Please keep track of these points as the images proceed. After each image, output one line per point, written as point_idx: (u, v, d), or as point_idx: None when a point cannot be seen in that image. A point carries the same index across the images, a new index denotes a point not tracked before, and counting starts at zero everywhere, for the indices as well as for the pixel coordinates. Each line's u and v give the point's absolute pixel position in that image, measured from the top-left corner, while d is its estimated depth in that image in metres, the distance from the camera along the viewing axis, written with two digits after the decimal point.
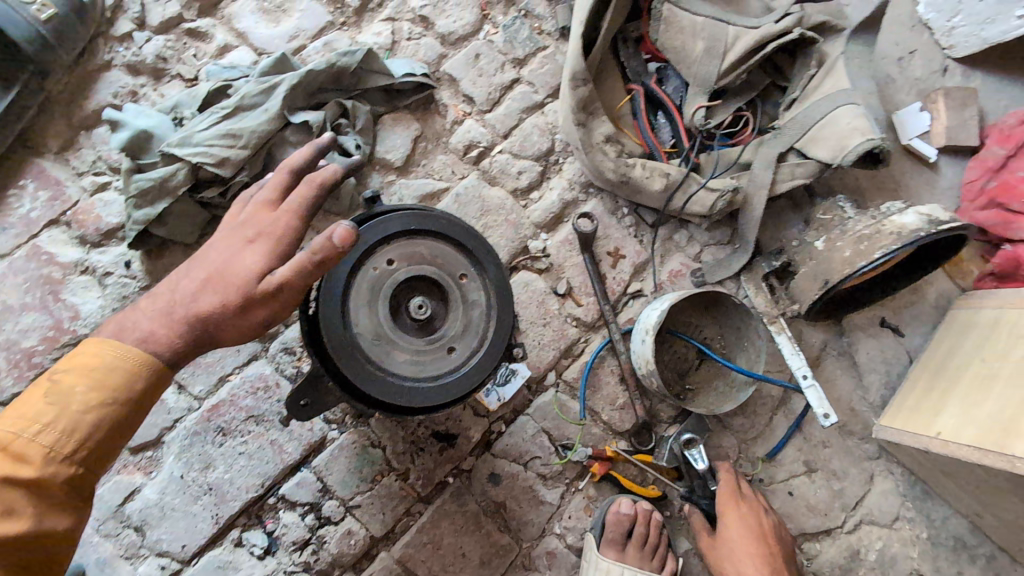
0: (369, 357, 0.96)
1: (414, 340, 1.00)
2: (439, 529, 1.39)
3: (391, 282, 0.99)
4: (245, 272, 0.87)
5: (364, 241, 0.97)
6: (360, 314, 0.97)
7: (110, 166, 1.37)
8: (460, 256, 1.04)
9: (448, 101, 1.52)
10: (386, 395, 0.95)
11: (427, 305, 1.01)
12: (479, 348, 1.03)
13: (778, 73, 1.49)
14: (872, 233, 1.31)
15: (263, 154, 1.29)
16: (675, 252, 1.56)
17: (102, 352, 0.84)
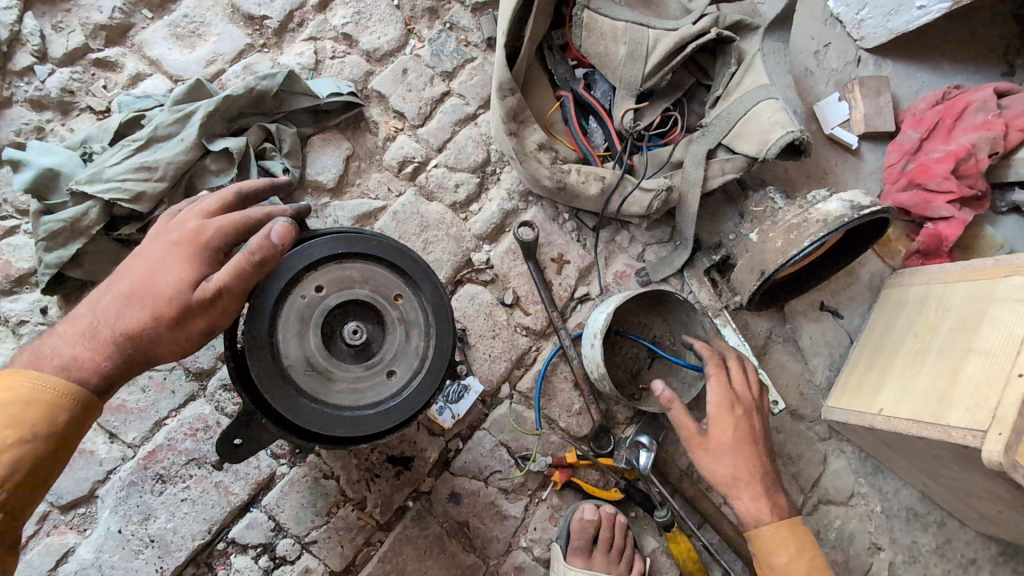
0: (304, 388, 0.93)
1: (350, 367, 0.96)
2: (402, 556, 1.35)
3: (321, 309, 0.96)
4: (174, 283, 0.85)
5: (288, 269, 0.93)
6: (290, 346, 0.93)
7: (17, 209, 1.29)
8: (394, 277, 1.01)
9: (379, 118, 1.51)
10: (323, 427, 0.91)
11: (362, 329, 0.98)
12: (420, 370, 0.99)
13: (701, 73, 1.53)
14: (800, 222, 1.34)
15: (183, 186, 1.24)
16: (618, 254, 1.58)
17: (21, 386, 0.81)
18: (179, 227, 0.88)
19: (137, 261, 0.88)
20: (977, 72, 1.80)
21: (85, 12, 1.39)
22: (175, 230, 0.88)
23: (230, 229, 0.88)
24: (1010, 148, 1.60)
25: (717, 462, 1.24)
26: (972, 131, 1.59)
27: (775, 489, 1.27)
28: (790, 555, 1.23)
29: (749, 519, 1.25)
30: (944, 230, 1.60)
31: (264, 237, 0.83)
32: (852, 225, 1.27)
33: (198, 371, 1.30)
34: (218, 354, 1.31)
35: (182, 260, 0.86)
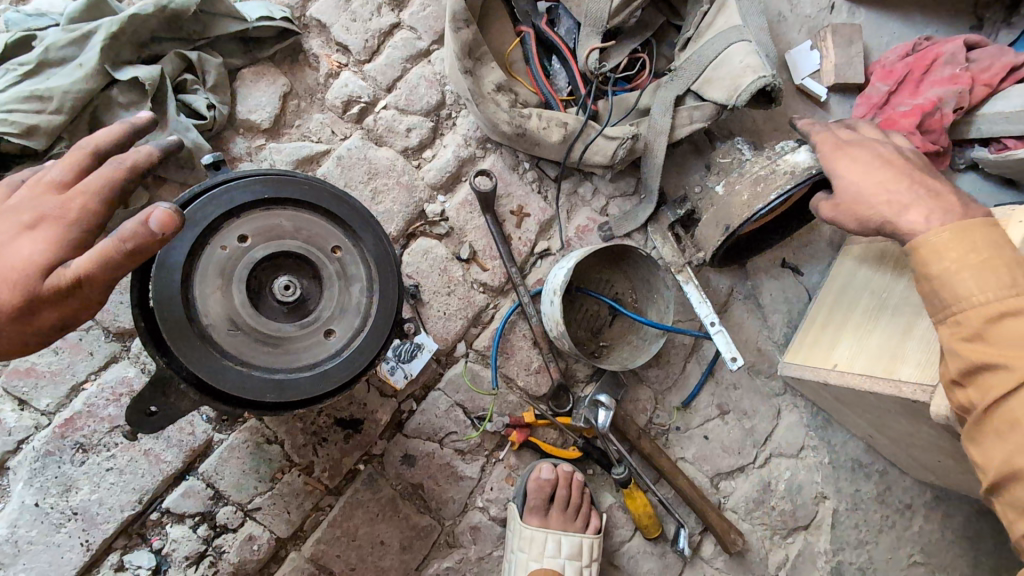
0: (227, 350, 0.83)
1: (282, 326, 0.87)
2: (353, 520, 1.30)
3: (246, 262, 0.85)
4: (21, 267, 0.72)
5: (204, 216, 0.82)
6: (211, 303, 0.83)
7: None
8: (331, 227, 0.91)
9: (319, 51, 1.35)
10: (251, 391, 0.82)
11: (295, 284, 0.88)
12: (362, 328, 0.91)
13: (671, 11, 1.44)
14: (767, 174, 1.28)
15: (87, 119, 1.08)
16: (581, 207, 1.50)
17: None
18: (31, 204, 0.75)
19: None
20: (946, 25, 1.76)
21: None
22: (25, 208, 0.74)
23: (94, 207, 0.76)
24: (973, 104, 1.57)
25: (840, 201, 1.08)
26: (940, 85, 1.55)
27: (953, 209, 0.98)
28: (965, 261, 0.89)
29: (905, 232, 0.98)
30: None
31: (137, 224, 0.71)
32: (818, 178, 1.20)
33: (119, 330, 1.18)
34: None
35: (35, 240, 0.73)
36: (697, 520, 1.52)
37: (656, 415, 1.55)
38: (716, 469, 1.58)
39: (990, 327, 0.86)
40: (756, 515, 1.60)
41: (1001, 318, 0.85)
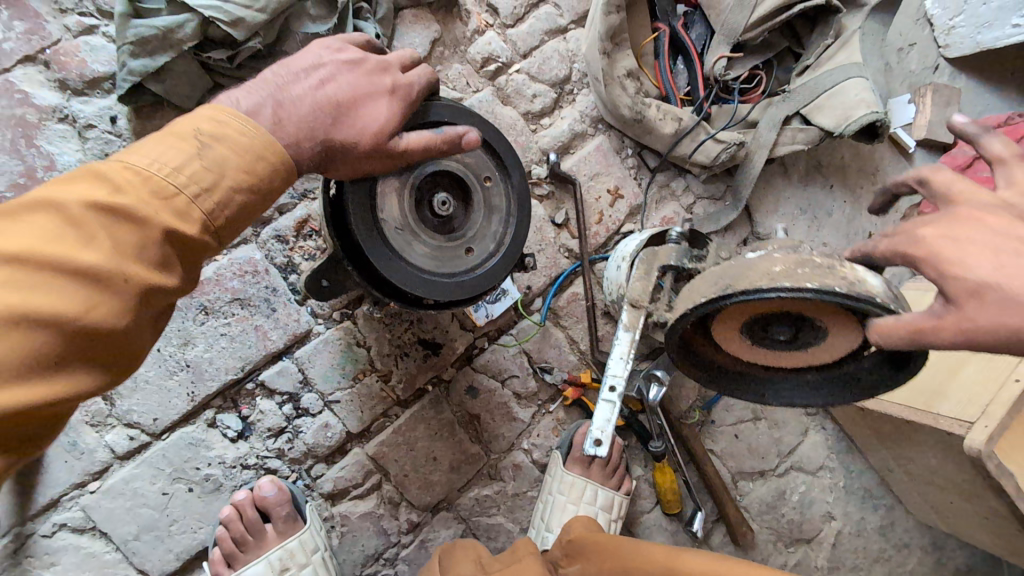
0: (391, 244, 0.95)
1: (435, 236, 1.00)
2: (414, 433, 1.43)
3: (418, 173, 0.98)
4: (374, 122, 0.80)
5: None
6: (386, 203, 0.95)
7: (99, 9, 1.21)
8: (486, 159, 1.03)
9: (472, 9, 1.47)
10: (407, 282, 0.94)
11: (450, 201, 1.01)
12: (495, 253, 1.05)
13: (795, 39, 1.53)
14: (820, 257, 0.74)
15: (279, 24, 1.19)
16: (669, 200, 1.61)
17: (256, 130, 0.69)
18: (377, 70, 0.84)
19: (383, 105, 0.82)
20: None
21: None
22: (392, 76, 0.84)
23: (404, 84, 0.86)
24: None
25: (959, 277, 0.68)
26: None
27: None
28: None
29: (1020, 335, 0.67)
30: None
31: (459, 134, 0.87)
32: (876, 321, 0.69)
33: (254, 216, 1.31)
34: (277, 205, 1.32)
35: (388, 107, 0.82)
36: (713, 507, 1.62)
37: (696, 405, 1.66)
38: (738, 467, 1.69)
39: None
40: (766, 518, 1.69)
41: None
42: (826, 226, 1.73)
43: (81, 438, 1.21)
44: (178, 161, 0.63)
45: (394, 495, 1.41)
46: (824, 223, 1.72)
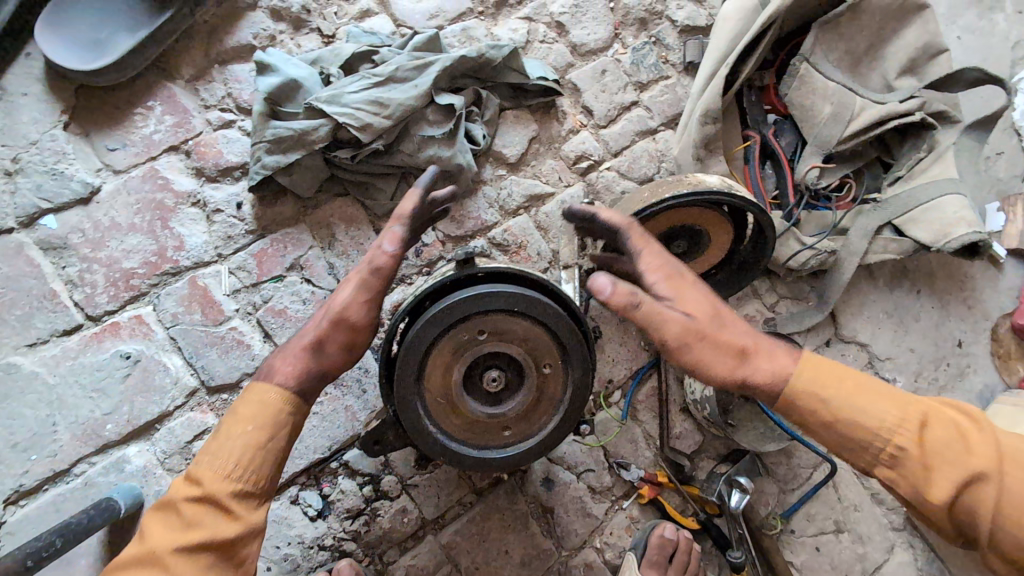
0: (430, 412, 0.98)
1: (477, 409, 1.00)
2: (488, 523, 1.41)
3: (474, 350, 0.97)
4: (340, 303, 0.95)
5: (463, 309, 0.93)
6: (434, 374, 0.97)
7: (238, 106, 1.32)
8: (551, 347, 0.99)
9: (568, 110, 1.55)
10: (432, 452, 0.98)
11: (502, 379, 0.99)
12: (532, 438, 1.03)
13: (884, 149, 1.55)
14: (673, 182, 1.22)
15: (400, 128, 1.29)
16: (753, 299, 1.60)
17: (268, 394, 0.90)
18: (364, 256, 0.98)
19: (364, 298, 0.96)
20: None
21: None
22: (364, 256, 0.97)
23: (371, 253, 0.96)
24: None
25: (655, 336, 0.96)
26: None
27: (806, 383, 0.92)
28: (844, 395, 0.90)
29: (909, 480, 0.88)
30: None
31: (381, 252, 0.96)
32: (723, 195, 1.14)
33: None
34: None
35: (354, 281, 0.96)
36: None
37: (775, 512, 1.58)
38: None
39: (929, 471, 0.86)
40: None
41: (926, 433, 0.87)
42: (912, 331, 1.69)
43: None
44: (211, 444, 0.88)
45: None
46: (909, 328, 1.69)
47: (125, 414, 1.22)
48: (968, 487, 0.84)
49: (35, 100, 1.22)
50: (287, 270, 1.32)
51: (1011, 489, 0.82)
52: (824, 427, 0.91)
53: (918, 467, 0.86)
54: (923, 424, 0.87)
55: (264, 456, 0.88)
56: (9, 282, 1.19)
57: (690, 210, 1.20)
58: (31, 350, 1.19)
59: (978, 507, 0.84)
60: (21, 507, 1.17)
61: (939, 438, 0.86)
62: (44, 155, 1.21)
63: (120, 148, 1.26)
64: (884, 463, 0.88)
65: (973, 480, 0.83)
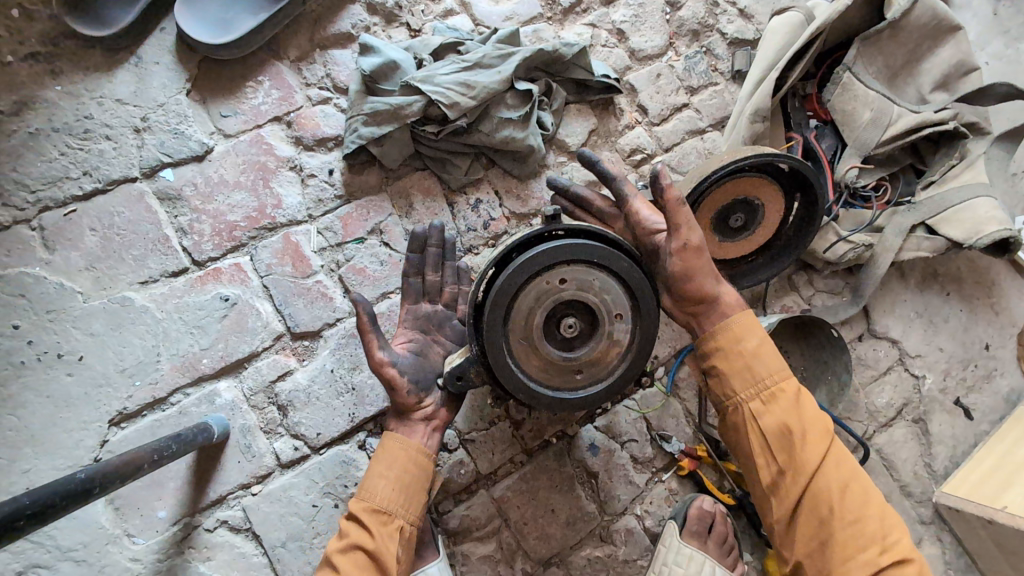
0: (512, 351, 1.08)
1: (554, 352, 1.09)
2: (537, 483, 1.49)
3: (556, 298, 1.07)
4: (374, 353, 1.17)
5: (548, 258, 1.05)
6: (518, 316, 1.07)
7: (335, 85, 1.47)
8: (621, 299, 1.10)
9: (625, 107, 1.69)
10: (514, 388, 1.07)
11: (577, 326, 1.10)
12: (601, 380, 1.13)
13: (917, 157, 1.67)
14: (739, 151, 1.39)
15: (482, 109, 1.43)
16: (790, 291, 1.70)
17: (394, 442, 1.12)
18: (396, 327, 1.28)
19: (384, 341, 1.18)
20: None
21: None
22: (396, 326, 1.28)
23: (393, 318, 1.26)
24: None
25: (680, 237, 1.13)
26: None
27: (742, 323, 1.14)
28: (760, 346, 1.11)
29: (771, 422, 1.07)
30: None
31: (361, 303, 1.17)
32: (784, 158, 1.32)
33: None
34: None
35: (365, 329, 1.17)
36: None
37: None
38: None
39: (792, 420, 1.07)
40: None
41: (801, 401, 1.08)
42: (942, 332, 1.78)
43: (255, 442, 1.33)
44: (365, 487, 1.09)
45: (513, 542, 1.46)
46: (939, 328, 1.78)
47: (219, 350, 1.34)
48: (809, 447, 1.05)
49: (165, 69, 1.38)
50: (369, 233, 1.45)
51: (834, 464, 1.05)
52: (734, 356, 1.12)
53: (786, 408, 1.07)
54: (800, 393, 1.09)
55: (406, 486, 1.09)
56: (129, 225, 1.32)
57: (751, 176, 1.39)
58: (143, 287, 1.32)
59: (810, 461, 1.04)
60: (123, 429, 1.27)
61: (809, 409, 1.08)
62: (168, 117, 1.37)
63: (232, 115, 1.41)
64: (763, 398, 1.09)
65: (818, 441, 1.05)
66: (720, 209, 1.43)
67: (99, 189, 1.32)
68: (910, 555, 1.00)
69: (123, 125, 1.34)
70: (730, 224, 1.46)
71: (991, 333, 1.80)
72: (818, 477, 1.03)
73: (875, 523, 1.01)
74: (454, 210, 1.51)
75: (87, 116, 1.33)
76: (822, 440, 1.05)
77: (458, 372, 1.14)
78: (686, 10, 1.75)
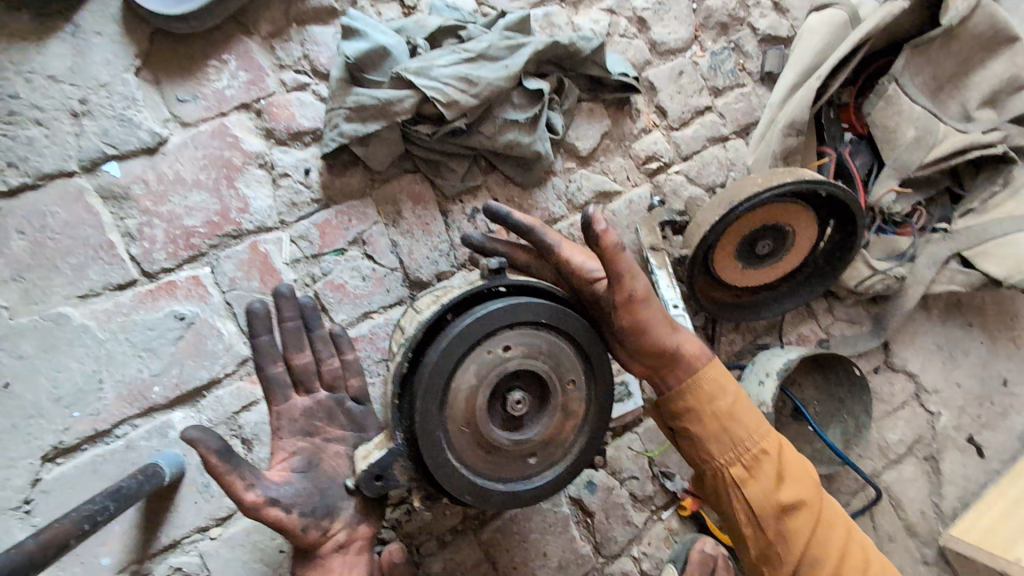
0: (452, 442, 0.90)
1: (501, 436, 0.93)
2: (528, 524, 1.36)
3: (498, 373, 0.91)
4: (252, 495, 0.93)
5: (485, 326, 0.89)
6: (459, 397, 0.90)
7: (315, 70, 1.27)
8: (570, 364, 0.97)
9: (642, 108, 1.51)
10: (458, 489, 0.89)
11: (525, 402, 0.94)
12: (557, 461, 0.98)
13: (956, 179, 1.53)
14: (776, 171, 1.25)
15: (484, 108, 1.24)
16: (808, 319, 1.57)
17: None
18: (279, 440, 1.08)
19: (253, 474, 0.93)
20: None
21: None
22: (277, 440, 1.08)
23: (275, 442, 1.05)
24: None
25: (623, 289, 0.95)
26: None
27: (712, 381, 1.01)
28: (735, 404, 1.00)
29: (758, 491, 0.97)
30: None
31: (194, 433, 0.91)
32: (830, 186, 1.19)
33: (415, 280, 1.31)
34: (438, 272, 1.33)
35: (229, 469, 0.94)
36: None
37: None
38: None
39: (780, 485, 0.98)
40: None
41: (782, 458, 1.00)
42: (961, 366, 1.68)
43: (213, 480, 1.18)
44: None
45: None
46: (958, 361, 1.68)
47: (173, 377, 1.17)
48: (797, 510, 0.97)
49: (109, 40, 1.15)
50: (351, 244, 1.27)
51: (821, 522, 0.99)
52: (712, 422, 0.99)
53: (770, 475, 0.98)
54: (782, 453, 1.00)
55: None
56: (65, 229, 1.12)
57: (787, 202, 1.25)
58: (82, 301, 1.13)
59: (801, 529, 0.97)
60: (57, 466, 1.11)
61: (791, 464, 1.00)
62: (113, 100, 1.15)
63: (191, 100, 1.20)
64: (744, 466, 0.98)
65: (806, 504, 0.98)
66: (748, 235, 1.30)
67: (28, 183, 1.10)
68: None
69: (56, 107, 1.12)
70: (754, 255, 1.33)
71: (1012, 368, 1.70)
72: (807, 546, 0.97)
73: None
74: (448, 220, 1.34)
75: (12, 95, 1.11)
76: (808, 505, 0.99)
77: (378, 469, 0.94)
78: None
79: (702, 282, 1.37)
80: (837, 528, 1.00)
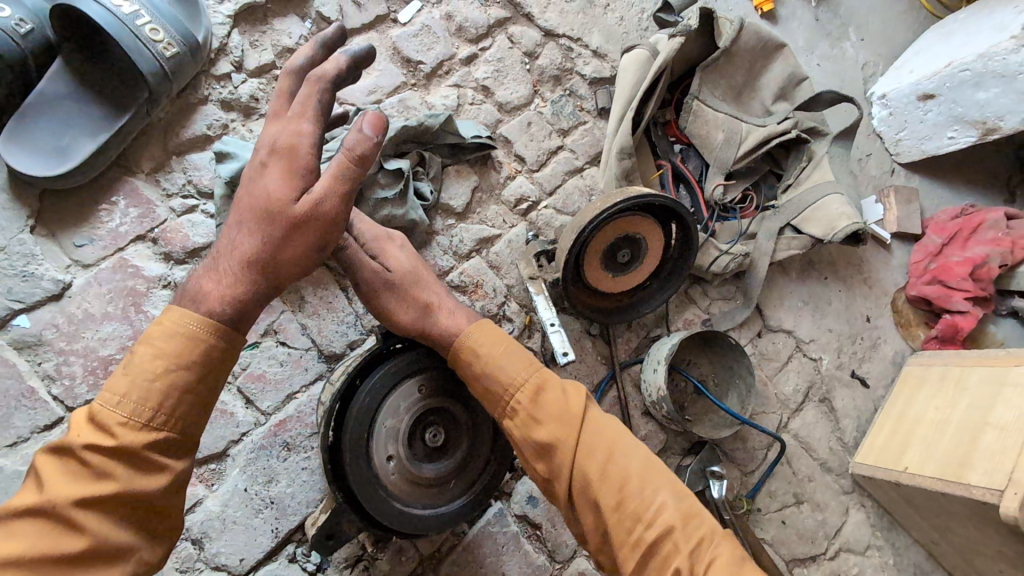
0: (388, 488, 1.03)
1: (427, 469, 1.08)
2: (482, 550, 1.48)
3: (410, 418, 1.06)
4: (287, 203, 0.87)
5: (386, 382, 1.04)
6: (381, 449, 1.03)
7: (199, 191, 1.41)
8: (471, 391, 1.13)
9: (503, 160, 1.73)
10: (403, 526, 1.03)
11: (439, 434, 1.09)
12: (482, 474, 1.14)
13: (774, 163, 1.81)
14: (614, 193, 1.47)
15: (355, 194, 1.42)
16: (689, 304, 1.79)
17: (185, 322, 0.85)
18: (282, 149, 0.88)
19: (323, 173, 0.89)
20: (987, 197, 2.11)
21: (277, 36, 1.56)
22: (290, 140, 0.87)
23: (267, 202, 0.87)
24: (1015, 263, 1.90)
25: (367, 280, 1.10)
26: (985, 245, 1.91)
27: (464, 347, 1.07)
28: (489, 360, 1.05)
29: (521, 432, 1.03)
30: (960, 322, 1.87)
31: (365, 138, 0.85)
32: (655, 198, 1.41)
33: (329, 353, 1.44)
34: (350, 341, 1.45)
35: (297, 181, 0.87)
36: None
37: (742, 493, 1.74)
38: (790, 553, 1.74)
39: (538, 422, 1.02)
40: None
41: (543, 397, 1.04)
42: (828, 314, 1.93)
43: None
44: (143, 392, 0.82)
45: None
46: (825, 311, 1.93)
47: None
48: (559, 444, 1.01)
49: (1, 209, 1.29)
50: (263, 336, 1.40)
51: (585, 450, 1.01)
52: (474, 384, 1.07)
53: (528, 416, 1.03)
54: (543, 392, 1.04)
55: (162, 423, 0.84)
56: None
57: (628, 216, 1.47)
58: (13, 450, 1.22)
59: (562, 459, 1.00)
60: None
61: (550, 400, 1.04)
62: (13, 260, 1.27)
63: (89, 244, 1.33)
64: (508, 413, 1.04)
65: (566, 436, 1.01)
66: (605, 249, 1.51)
67: None
68: (675, 521, 0.95)
69: None
70: (616, 264, 1.54)
71: (871, 305, 1.97)
72: (573, 478, 1.00)
73: (632, 500, 0.97)
74: (349, 294, 1.47)
75: None
76: (568, 437, 1.01)
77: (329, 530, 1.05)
78: (544, 58, 1.82)
79: (583, 296, 1.56)
80: (607, 454, 1.01)
